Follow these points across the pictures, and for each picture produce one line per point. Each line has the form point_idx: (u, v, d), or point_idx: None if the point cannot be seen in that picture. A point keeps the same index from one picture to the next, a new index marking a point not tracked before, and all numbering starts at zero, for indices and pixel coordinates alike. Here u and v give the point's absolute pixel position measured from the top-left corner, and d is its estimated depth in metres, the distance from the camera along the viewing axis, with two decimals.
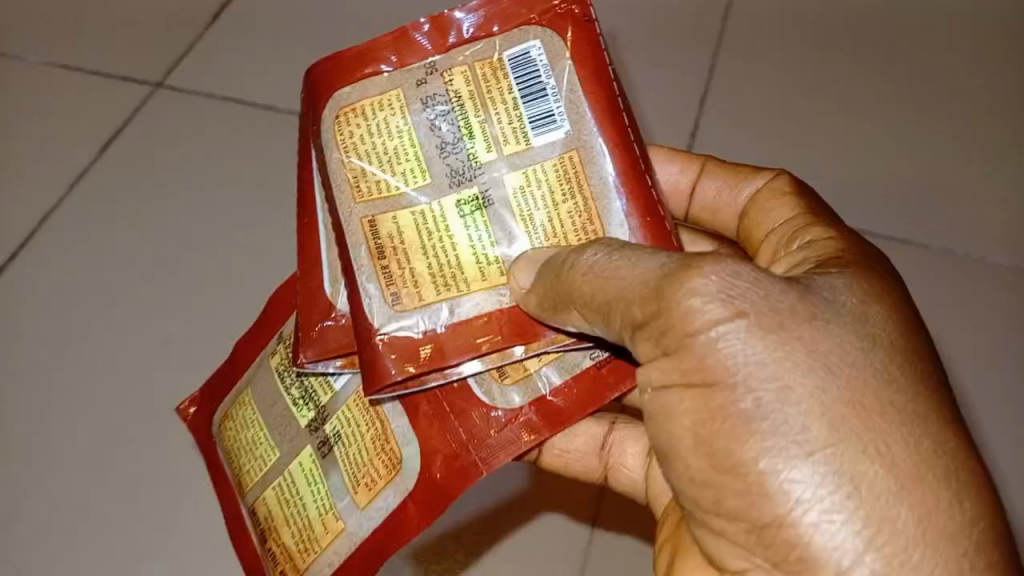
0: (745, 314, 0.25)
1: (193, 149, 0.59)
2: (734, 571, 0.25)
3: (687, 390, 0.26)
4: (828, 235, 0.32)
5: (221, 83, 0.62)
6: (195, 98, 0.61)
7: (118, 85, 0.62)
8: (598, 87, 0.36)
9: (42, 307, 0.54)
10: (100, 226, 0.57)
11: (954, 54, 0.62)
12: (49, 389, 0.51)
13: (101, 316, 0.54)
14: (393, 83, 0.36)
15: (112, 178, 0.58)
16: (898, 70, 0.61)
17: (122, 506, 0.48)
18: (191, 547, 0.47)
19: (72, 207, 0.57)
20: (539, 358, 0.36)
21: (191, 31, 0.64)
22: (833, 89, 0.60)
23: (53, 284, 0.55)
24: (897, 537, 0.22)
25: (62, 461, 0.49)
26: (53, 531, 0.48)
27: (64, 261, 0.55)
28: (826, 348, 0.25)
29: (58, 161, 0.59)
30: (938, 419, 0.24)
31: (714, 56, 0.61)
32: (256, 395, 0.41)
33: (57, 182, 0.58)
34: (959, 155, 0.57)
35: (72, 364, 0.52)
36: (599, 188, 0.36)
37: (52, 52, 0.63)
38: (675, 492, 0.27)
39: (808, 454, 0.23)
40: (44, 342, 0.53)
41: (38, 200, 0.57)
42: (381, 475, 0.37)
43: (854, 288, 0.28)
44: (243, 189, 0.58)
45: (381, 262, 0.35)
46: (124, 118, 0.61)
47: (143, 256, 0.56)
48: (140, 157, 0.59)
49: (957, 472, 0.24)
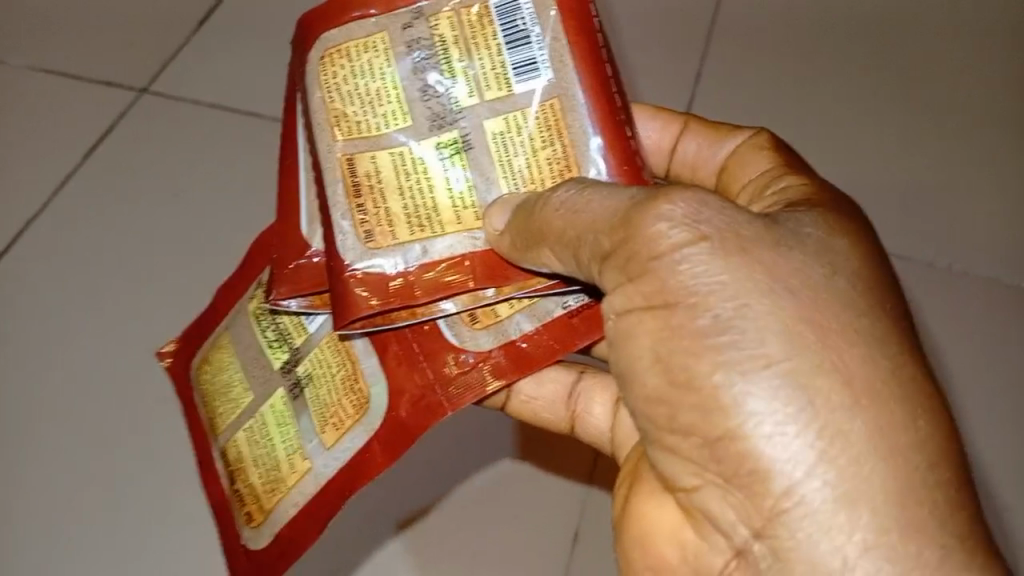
0: (707, 236, 0.25)
1: (189, 132, 0.60)
2: (686, 490, 0.25)
3: (647, 311, 0.26)
4: (802, 182, 0.32)
5: (222, 61, 0.63)
6: (196, 74, 0.62)
7: (103, 90, 0.62)
8: (582, 36, 0.36)
9: (30, 282, 0.55)
10: (95, 201, 0.58)
11: (940, 53, 0.63)
12: (42, 356, 0.52)
13: (96, 287, 0.55)
14: (379, 27, 0.36)
15: (111, 152, 0.59)
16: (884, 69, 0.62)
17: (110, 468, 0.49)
18: (179, 504, 0.49)
19: (71, 181, 0.58)
20: (510, 304, 0.36)
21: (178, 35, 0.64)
22: (820, 88, 0.61)
23: (50, 255, 0.56)
24: (849, 450, 0.22)
25: (50, 425, 0.50)
26: (41, 492, 0.49)
27: (56, 236, 0.56)
28: (788, 270, 0.25)
29: (58, 136, 0.60)
30: (896, 343, 0.24)
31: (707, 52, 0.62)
32: (234, 339, 0.41)
33: (56, 157, 0.59)
34: (942, 154, 0.59)
35: (61, 335, 0.53)
36: (578, 135, 0.36)
37: (37, 54, 0.63)
38: (632, 415, 0.27)
39: (764, 369, 0.23)
40: (38, 310, 0.54)
41: (37, 174, 0.58)
42: (349, 415, 0.37)
43: (822, 222, 0.27)
44: (242, 163, 0.59)
45: (357, 201, 0.36)
46: (109, 123, 0.60)
47: (134, 230, 0.57)
48: (139, 131, 0.60)
49: (912, 392, 0.24)
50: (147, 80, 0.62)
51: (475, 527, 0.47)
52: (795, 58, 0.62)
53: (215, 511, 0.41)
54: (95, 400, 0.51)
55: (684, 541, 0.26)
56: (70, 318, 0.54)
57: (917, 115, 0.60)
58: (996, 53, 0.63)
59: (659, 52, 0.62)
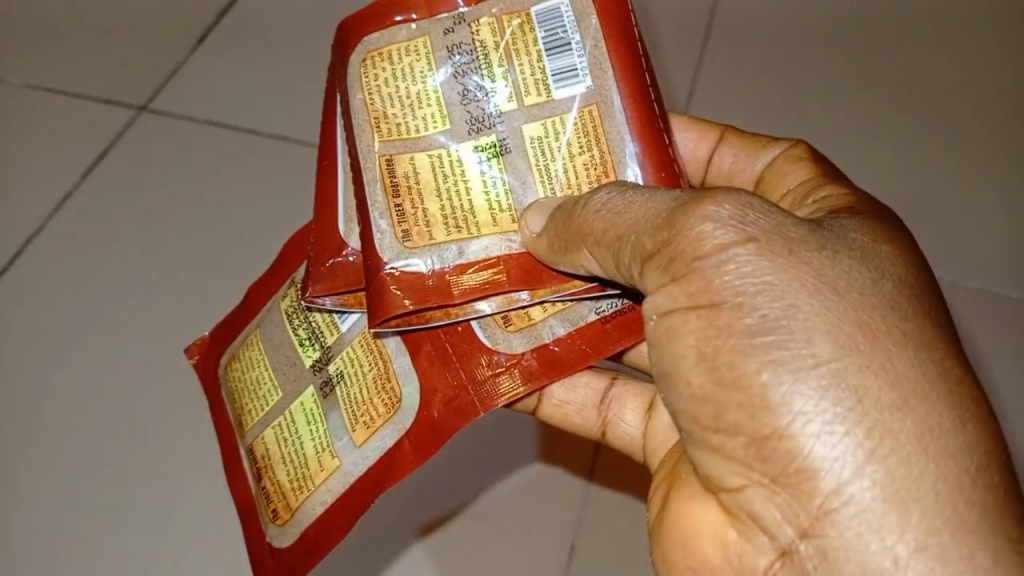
0: (755, 237, 0.25)
1: (196, 134, 0.60)
2: (730, 490, 0.25)
3: (692, 310, 0.26)
4: (843, 191, 0.32)
5: (245, 58, 0.62)
6: (217, 71, 0.62)
7: (100, 106, 0.60)
8: (622, 45, 0.36)
9: (53, 286, 0.55)
10: (117, 201, 0.58)
11: (978, 43, 0.60)
12: (68, 359, 0.53)
13: (121, 289, 0.55)
14: (421, 31, 0.37)
15: (131, 154, 0.59)
16: (928, 64, 0.59)
17: (135, 468, 0.50)
18: (205, 502, 0.50)
19: (91, 182, 0.58)
20: (544, 307, 0.36)
21: (179, 50, 0.62)
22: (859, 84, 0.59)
23: (75, 257, 0.56)
24: (898, 450, 0.23)
25: (73, 429, 0.51)
26: (66, 491, 0.50)
27: (79, 237, 0.57)
28: (835, 272, 0.25)
29: (75, 137, 0.59)
30: (943, 346, 0.24)
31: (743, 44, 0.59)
32: (264, 337, 0.41)
33: (74, 158, 0.59)
34: (984, 156, 0.57)
35: (86, 343, 0.53)
36: (616, 142, 0.36)
37: (30, 73, 0.61)
38: (673, 415, 0.27)
39: (812, 368, 0.23)
40: (62, 313, 0.54)
41: (57, 177, 0.58)
42: (379, 414, 0.37)
43: (864, 228, 0.28)
44: (263, 159, 0.59)
45: (395, 201, 0.36)
46: (107, 141, 0.59)
47: (156, 234, 0.57)
48: (160, 130, 0.60)
49: (960, 394, 0.24)
50: (147, 97, 0.61)
51: (493, 533, 0.47)
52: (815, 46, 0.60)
53: (241, 508, 0.42)
54: (119, 401, 0.52)
55: (726, 541, 0.26)
56: (95, 327, 0.54)
57: (942, 107, 0.58)
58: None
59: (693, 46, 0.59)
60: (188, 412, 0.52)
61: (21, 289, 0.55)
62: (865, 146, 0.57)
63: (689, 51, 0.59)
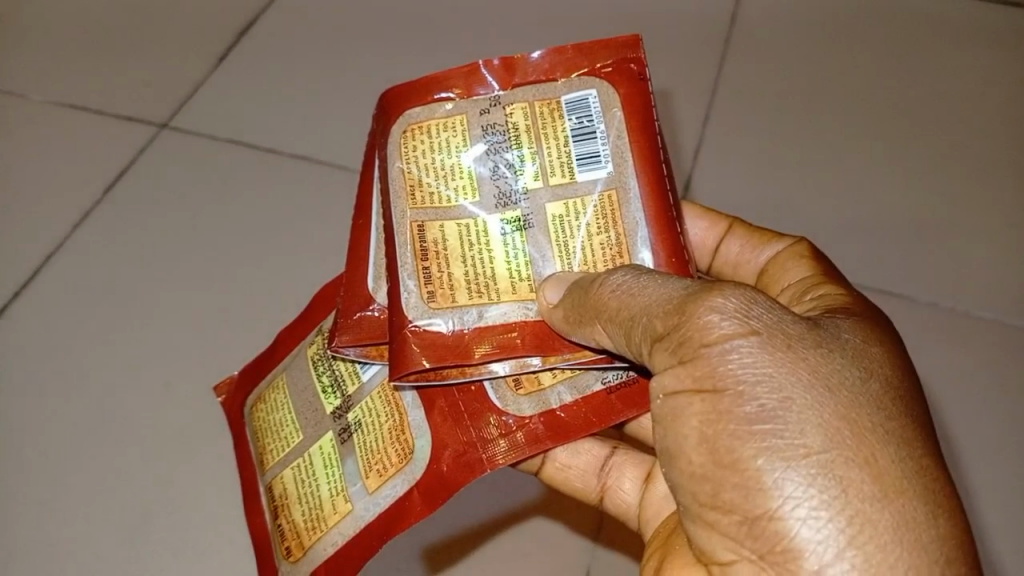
0: (758, 331, 0.28)
1: (218, 167, 0.63)
2: (722, 562, 0.28)
3: (697, 394, 0.28)
4: (838, 291, 0.34)
5: (273, 101, 0.66)
6: (243, 112, 0.66)
7: (124, 126, 0.65)
8: (642, 138, 0.39)
9: (67, 301, 0.57)
10: (137, 225, 0.61)
11: (970, 138, 0.64)
12: (72, 372, 0.55)
13: (133, 308, 0.57)
14: (458, 110, 0.40)
15: (154, 181, 0.63)
16: (921, 155, 0.63)
17: (126, 480, 0.51)
18: (192, 524, 0.50)
19: (114, 208, 0.62)
20: (554, 374, 0.39)
21: (198, 73, 0.68)
22: (852, 170, 0.62)
23: (92, 277, 0.59)
24: (877, 538, 0.25)
25: (72, 441, 0.53)
26: (57, 501, 0.51)
27: (97, 257, 0.59)
28: (828, 370, 0.27)
29: (102, 163, 0.63)
30: (921, 445, 0.27)
31: (733, 123, 0.64)
32: (290, 382, 0.44)
33: (99, 184, 0.63)
34: (976, 241, 0.59)
35: (91, 358, 0.55)
36: (632, 226, 0.39)
37: (57, 92, 0.67)
38: (673, 489, 0.29)
39: (803, 457, 0.26)
40: (73, 327, 0.56)
41: (82, 200, 0.62)
42: (392, 463, 0.39)
43: (857, 330, 0.30)
44: (281, 194, 0.62)
45: (423, 263, 0.38)
46: (128, 159, 0.64)
47: (172, 260, 0.59)
48: (184, 162, 0.64)
49: (935, 491, 0.26)
50: (167, 117, 0.66)
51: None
52: (808, 129, 0.64)
53: (257, 542, 0.45)
54: (120, 416, 0.53)
55: None
56: (101, 337, 0.56)
57: (926, 184, 0.61)
58: (1008, 127, 0.64)
59: (691, 125, 0.63)
60: (189, 434, 0.53)
61: (35, 303, 0.57)
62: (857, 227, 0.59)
63: (685, 129, 0.63)
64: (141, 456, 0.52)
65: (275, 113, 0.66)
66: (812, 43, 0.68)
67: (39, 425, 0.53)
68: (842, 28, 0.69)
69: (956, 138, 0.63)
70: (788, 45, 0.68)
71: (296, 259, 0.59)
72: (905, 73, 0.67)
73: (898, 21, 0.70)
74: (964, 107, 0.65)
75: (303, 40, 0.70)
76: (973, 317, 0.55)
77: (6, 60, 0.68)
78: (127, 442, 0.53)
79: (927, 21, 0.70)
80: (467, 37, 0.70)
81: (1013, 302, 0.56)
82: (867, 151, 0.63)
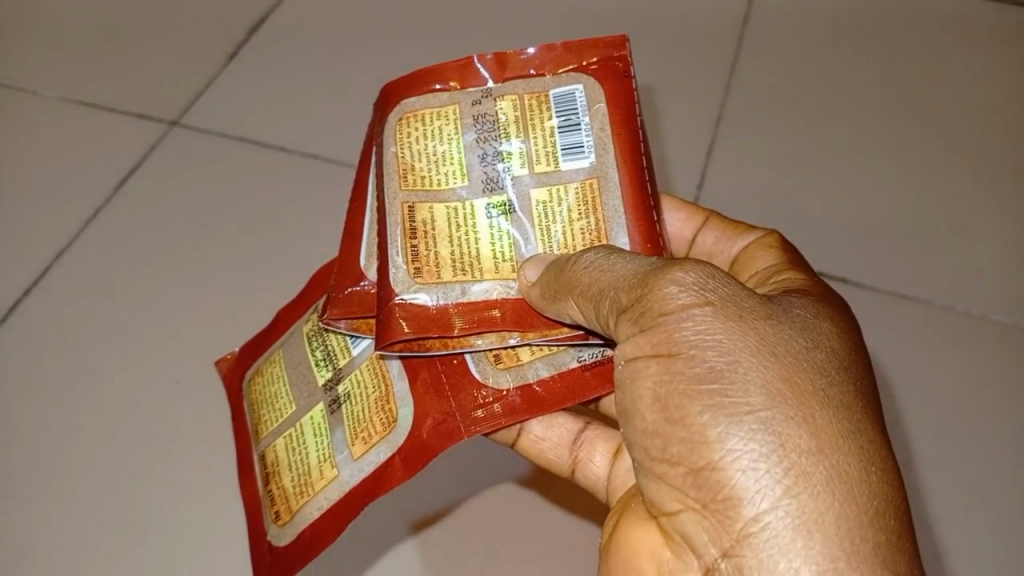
0: (711, 301, 0.30)
1: (224, 164, 0.66)
2: (670, 514, 0.30)
3: (654, 357, 0.30)
4: (799, 276, 0.36)
5: (278, 100, 0.69)
6: (250, 111, 0.69)
7: (135, 123, 0.68)
8: (624, 131, 0.41)
9: (77, 291, 0.61)
10: (147, 219, 0.64)
11: (949, 149, 0.66)
12: (79, 359, 0.58)
13: (140, 299, 0.60)
14: (452, 100, 0.42)
15: (165, 177, 0.66)
16: (902, 165, 0.65)
17: (128, 461, 0.54)
18: (193, 501, 0.53)
19: (124, 202, 0.65)
20: (531, 350, 0.41)
21: (208, 72, 0.71)
22: (834, 180, 0.64)
23: (102, 267, 0.62)
24: (810, 487, 0.27)
25: (76, 423, 0.55)
26: (59, 480, 0.53)
27: (107, 250, 0.62)
28: (776, 338, 0.29)
29: (113, 160, 0.66)
30: (860, 409, 0.29)
31: (722, 133, 0.66)
32: (286, 356, 0.47)
33: (111, 179, 0.66)
34: (952, 248, 0.61)
35: (95, 343, 0.58)
36: (611, 214, 0.41)
37: (70, 90, 0.70)
38: (631, 448, 0.31)
39: (745, 413, 0.28)
40: (80, 315, 0.59)
41: (93, 194, 0.65)
42: (377, 430, 0.41)
43: (810, 307, 0.32)
44: (285, 190, 0.65)
45: (412, 241, 0.41)
46: (140, 156, 0.67)
47: (178, 252, 0.62)
48: (191, 159, 0.66)
49: (869, 450, 0.28)
50: (179, 114, 0.69)
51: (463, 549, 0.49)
52: (793, 140, 0.66)
53: (249, 508, 0.47)
54: (123, 400, 0.56)
55: (660, 559, 0.30)
56: (106, 325, 0.59)
57: (906, 194, 0.63)
58: (983, 133, 0.66)
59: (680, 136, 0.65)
60: (189, 417, 0.56)
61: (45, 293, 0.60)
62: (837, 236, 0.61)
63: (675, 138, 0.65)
64: (142, 432, 0.55)
65: (280, 113, 0.69)
66: (801, 55, 0.70)
67: (45, 407, 0.56)
68: (829, 40, 0.71)
69: (933, 145, 0.66)
70: (774, 55, 0.70)
71: (298, 248, 0.62)
72: (889, 85, 0.69)
73: (882, 32, 0.72)
74: (944, 116, 0.67)
75: (306, 41, 0.73)
76: (944, 321, 0.57)
77: (22, 60, 0.71)
78: (128, 421, 0.55)
79: (908, 30, 0.72)
80: (465, 39, 0.72)
81: (984, 308, 0.58)
82: (851, 161, 0.65)
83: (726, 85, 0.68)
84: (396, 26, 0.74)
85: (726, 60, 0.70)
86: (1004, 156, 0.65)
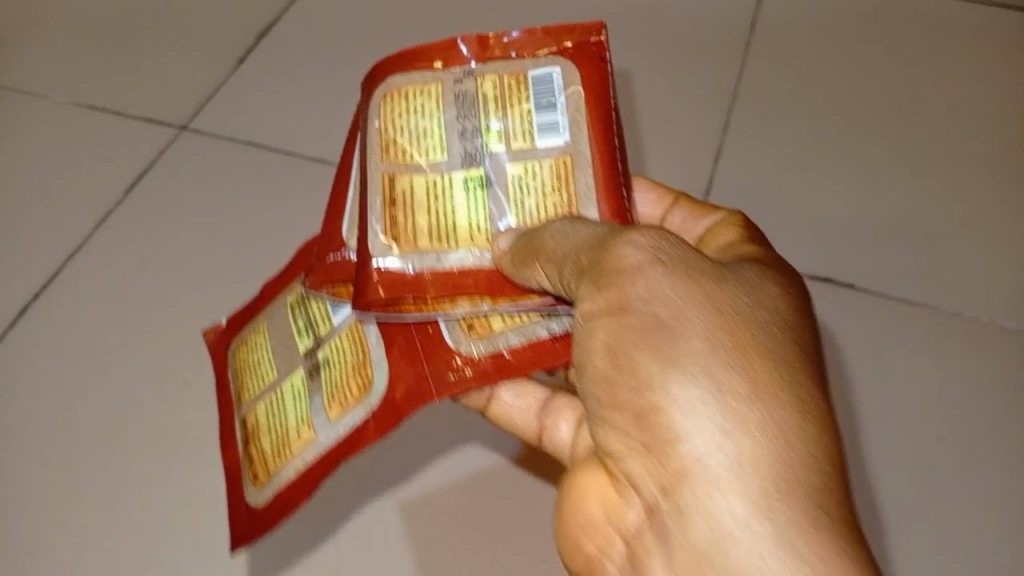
0: (662, 263, 0.31)
1: (229, 164, 0.68)
2: (618, 463, 0.31)
3: (606, 314, 0.32)
4: (756, 247, 0.38)
5: (280, 103, 0.72)
6: (255, 114, 0.71)
7: (145, 127, 0.71)
8: (597, 110, 0.43)
9: (81, 286, 0.63)
10: (154, 218, 0.66)
11: (935, 155, 0.68)
12: (84, 354, 0.59)
13: (145, 293, 0.62)
14: (435, 77, 0.44)
15: (172, 178, 0.68)
16: (890, 172, 0.67)
17: (132, 451, 0.56)
18: (203, 487, 0.54)
19: (132, 203, 0.67)
20: (504, 318, 0.42)
21: (214, 78, 0.74)
22: (824, 188, 0.66)
23: (109, 264, 0.64)
24: (748, 432, 0.28)
25: (77, 415, 0.57)
26: (62, 470, 0.55)
27: (116, 248, 0.64)
28: (723, 297, 0.31)
29: (123, 163, 0.69)
30: (800, 363, 0.30)
31: (715, 145, 0.68)
32: (270, 326, 0.48)
33: (119, 181, 0.68)
34: (939, 249, 0.63)
35: (100, 338, 0.60)
36: (582, 189, 0.42)
37: (80, 93, 0.73)
38: (584, 400, 0.33)
39: (689, 364, 0.29)
40: (87, 313, 0.61)
41: (101, 195, 0.67)
42: (353, 395, 0.43)
43: (761, 273, 0.34)
44: (289, 188, 0.67)
45: (390, 210, 0.43)
46: (149, 159, 0.69)
47: (184, 250, 0.64)
48: (198, 160, 0.69)
49: (808, 401, 0.29)
50: (188, 117, 0.71)
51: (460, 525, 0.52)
52: (781, 148, 0.68)
53: (229, 472, 0.48)
54: (125, 390, 0.58)
55: (612, 499, 0.32)
56: (112, 321, 0.61)
57: (893, 199, 0.66)
58: (964, 139, 0.69)
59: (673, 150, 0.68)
60: (196, 406, 0.57)
61: (53, 289, 0.62)
62: (829, 243, 0.64)
63: (667, 153, 0.68)
64: (139, 419, 0.57)
65: (282, 113, 0.71)
66: (787, 67, 0.73)
67: (50, 400, 0.58)
68: (816, 54, 0.74)
69: (916, 151, 0.68)
70: (761, 67, 0.73)
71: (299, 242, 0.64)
72: (874, 95, 0.72)
73: (867, 45, 0.75)
74: (927, 125, 0.70)
75: (308, 45, 0.76)
76: (929, 319, 0.60)
77: (31, 66, 0.74)
78: (131, 412, 0.57)
79: (888, 40, 0.75)
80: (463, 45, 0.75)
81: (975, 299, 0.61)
82: (837, 170, 0.67)
83: (716, 100, 0.71)
84: (387, 22, 0.77)
85: (713, 72, 0.72)
86: (984, 160, 0.68)
